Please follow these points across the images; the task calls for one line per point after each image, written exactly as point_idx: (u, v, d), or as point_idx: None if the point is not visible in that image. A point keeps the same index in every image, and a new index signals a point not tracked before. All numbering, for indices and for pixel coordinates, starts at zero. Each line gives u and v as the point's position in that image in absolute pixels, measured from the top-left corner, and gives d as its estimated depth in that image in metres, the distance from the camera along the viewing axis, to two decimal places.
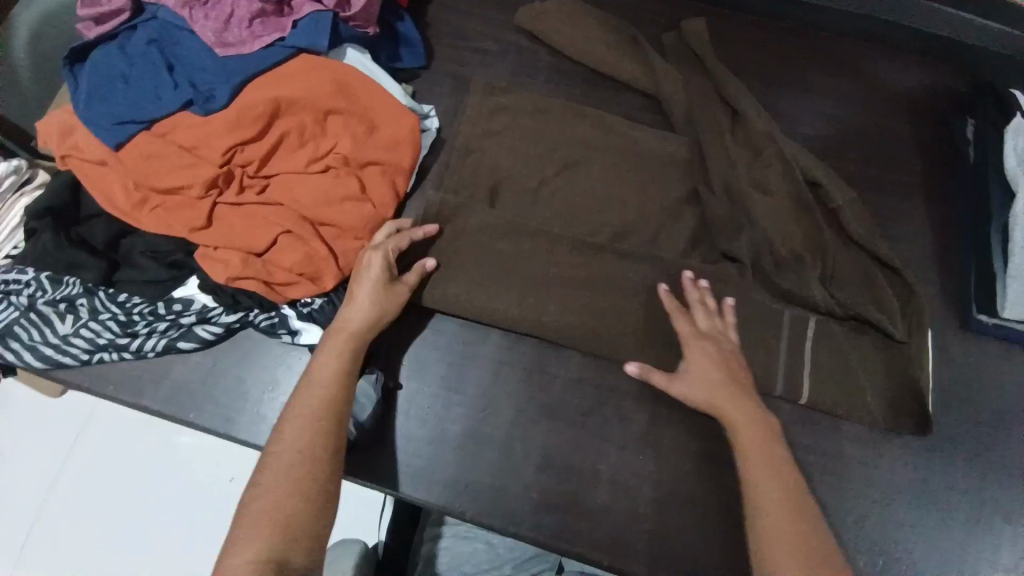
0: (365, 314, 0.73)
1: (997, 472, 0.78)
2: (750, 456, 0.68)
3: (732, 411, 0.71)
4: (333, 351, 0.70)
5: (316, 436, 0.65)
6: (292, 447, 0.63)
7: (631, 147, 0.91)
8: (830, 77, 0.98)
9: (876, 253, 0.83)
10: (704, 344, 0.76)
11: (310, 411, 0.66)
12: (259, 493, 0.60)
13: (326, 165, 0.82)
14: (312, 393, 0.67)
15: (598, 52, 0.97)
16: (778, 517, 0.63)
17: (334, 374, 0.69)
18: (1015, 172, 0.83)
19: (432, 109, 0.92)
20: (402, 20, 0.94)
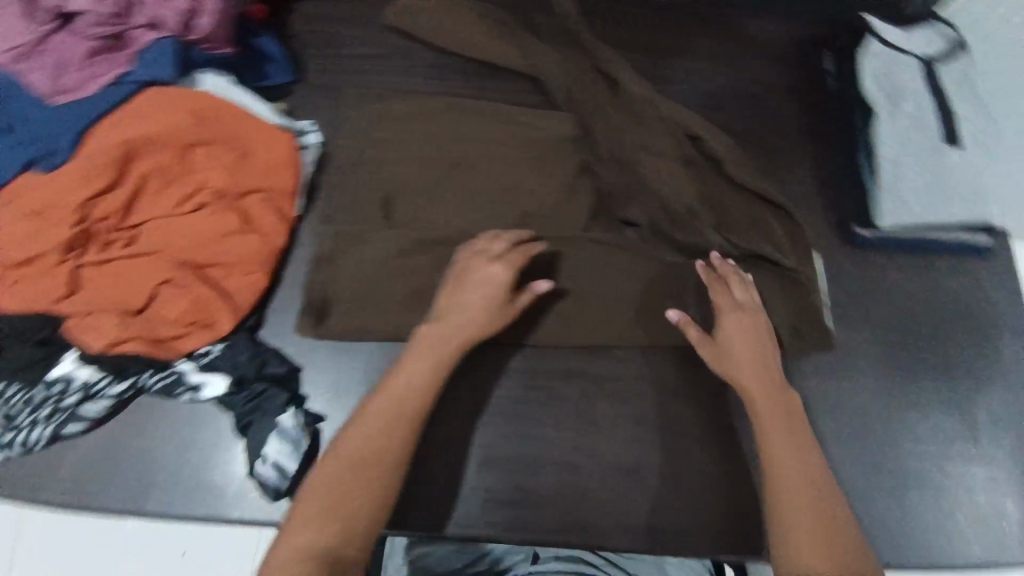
0: (480, 322, 0.72)
1: (906, 373, 0.82)
2: (771, 429, 0.66)
3: (758, 388, 0.70)
4: (422, 366, 0.69)
5: (373, 460, 0.62)
6: (348, 467, 0.61)
7: (519, 130, 0.90)
8: (704, 28, 0.99)
9: (757, 191, 0.86)
10: (739, 316, 0.75)
11: (367, 433, 0.64)
12: (301, 518, 0.58)
13: (198, 203, 0.76)
14: (371, 417, 0.65)
15: (469, 39, 0.94)
16: (798, 496, 0.61)
17: (416, 388, 0.68)
18: (876, 97, 0.90)
19: (311, 124, 0.87)
20: (260, 37, 0.88)
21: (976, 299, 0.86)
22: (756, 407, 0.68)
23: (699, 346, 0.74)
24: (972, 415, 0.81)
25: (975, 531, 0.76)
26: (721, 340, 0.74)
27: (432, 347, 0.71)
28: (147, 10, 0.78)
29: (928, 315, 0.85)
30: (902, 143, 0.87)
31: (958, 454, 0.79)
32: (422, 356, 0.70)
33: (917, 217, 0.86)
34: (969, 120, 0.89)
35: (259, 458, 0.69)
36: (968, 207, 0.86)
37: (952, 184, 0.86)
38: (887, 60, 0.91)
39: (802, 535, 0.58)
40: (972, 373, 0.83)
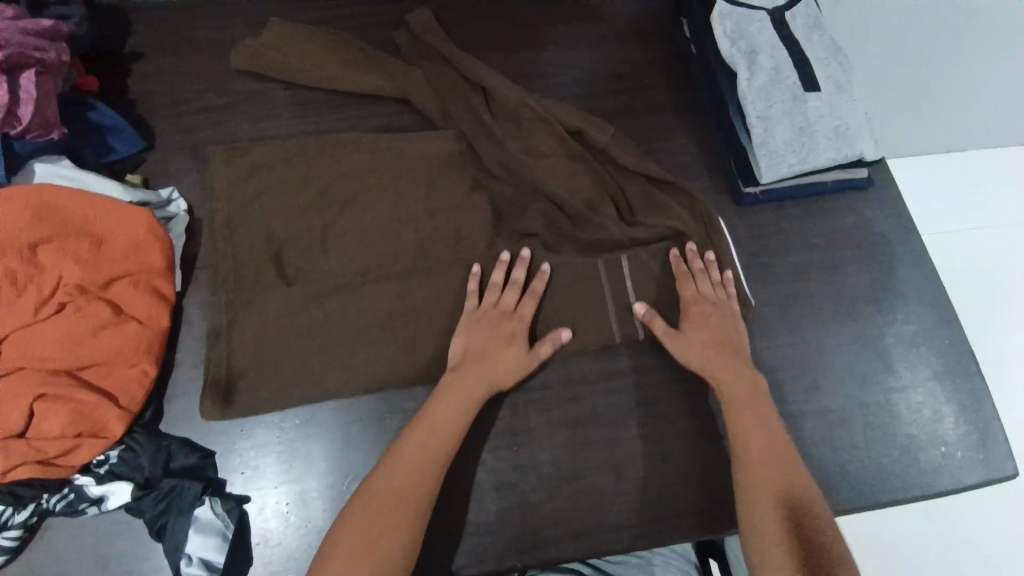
0: (502, 368, 0.74)
1: (813, 315, 0.85)
2: (740, 409, 0.71)
3: (725, 374, 0.73)
4: (453, 408, 0.70)
5: (400, 510, 0.63)
6: (376, 518, 0.63)
7: (400, 157, 0.86)
8: (560, 24, 1.01)
9: (648, 173, 0.86)
10: (706, 308, 0.78)
11: (404, 481, 0.65)
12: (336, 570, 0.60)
13: (59, 303, 0.70)
14: (417, 457, 0.66)
15: (324, 71, 0.90)
16: (763, 468, 0.66)
17: (444, 434, 0.68)
18: (732, 54, 0.89)
19: (173, 191, 0.83)
20: (94, 109, 0.82)
21: (862, 231, 0.91)
22: (721, 390, 0.73)
23: (664, 337, 0.77)
24: (885, 344, 0.85)
25: (912, 456, 0.79)
26: (686, 331, 0.77)
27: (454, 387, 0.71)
28: None
29: (823, 255, 0.89)
30: (766, 99, 0.87)
31: (880, 385, 0.82)
32: (451, 397, 0.70)
33: (794, 168, 0.85)
34: (824, 63, 0.89)
35: (183, 559, 0.66)
36: (838, 148, 0.85)
37: (820, 129, 0.86)
38: (737, 19, 0.91)
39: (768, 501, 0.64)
40: (874, 300, 0.87)
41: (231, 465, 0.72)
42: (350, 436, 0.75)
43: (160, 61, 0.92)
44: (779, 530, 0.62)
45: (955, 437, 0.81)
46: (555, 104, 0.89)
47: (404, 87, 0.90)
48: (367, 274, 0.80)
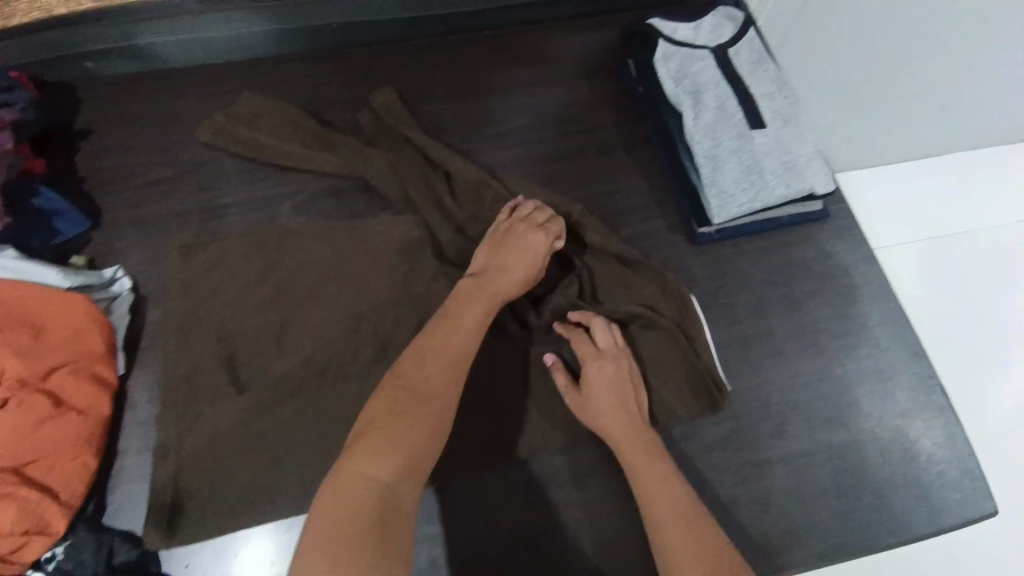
0: (524, 269, 0.73)
1: (777, 355, 0.83)
2: (637, 465, 0.68)
3: (620, 438, 0.70)
4: (474, 309, 0.67)
5: (427, 405, 0.57)
6: (400, 408, 0.56)
7: (358, 243, 0.87)
8: (507, 72, 1.01)
9: (616, 253, 0.83)
10: (602, 362, 0.74)
11: (425, 376, 0.59)
12: (361, 456, 0.52)
13: (1, 398, 0.69)
14: (437, 354, 0.61)
15: (271, 145, 0.91)
16: (680, 539, 0.60)
17: (465, 328, 0.64)
18: (676, 94, 0.90)
19: (117, 270, 0.82)
20: (39, 194, 0.83)
21: (822, 263, 0.89)
22: (625, 457, 0.69)
23: (566, 394, 0.75)
24: (847, 378, 0.82)
25: (884, 499, 0.76)
26: (585, 388, 0.74)
27: (471, 288, 0.69)
28: None
29: (784, 292, 0.87)
30: (713, 137, 0.87)
31: (846, 422, 0.80)
32: (473, 297, 0.68)
33: (745, 207, 0.83)
34: (769, 98, 0.89)
35: None
36: (788, 183, 0.84)
37: (768, 166, 0.84)
38: (681, 59, 0.92)
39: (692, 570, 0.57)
40: (837, 335, 0.85)
41: (179, 553, 0.70)
42: (298, 516, 0.73)
43: (111, 136, 0.93)
44: None
45: (927, 474, 0.78)
46: (514, 177, 0.91)
47: (355, 168, 0.91)
48: (320, 362, 0.79)
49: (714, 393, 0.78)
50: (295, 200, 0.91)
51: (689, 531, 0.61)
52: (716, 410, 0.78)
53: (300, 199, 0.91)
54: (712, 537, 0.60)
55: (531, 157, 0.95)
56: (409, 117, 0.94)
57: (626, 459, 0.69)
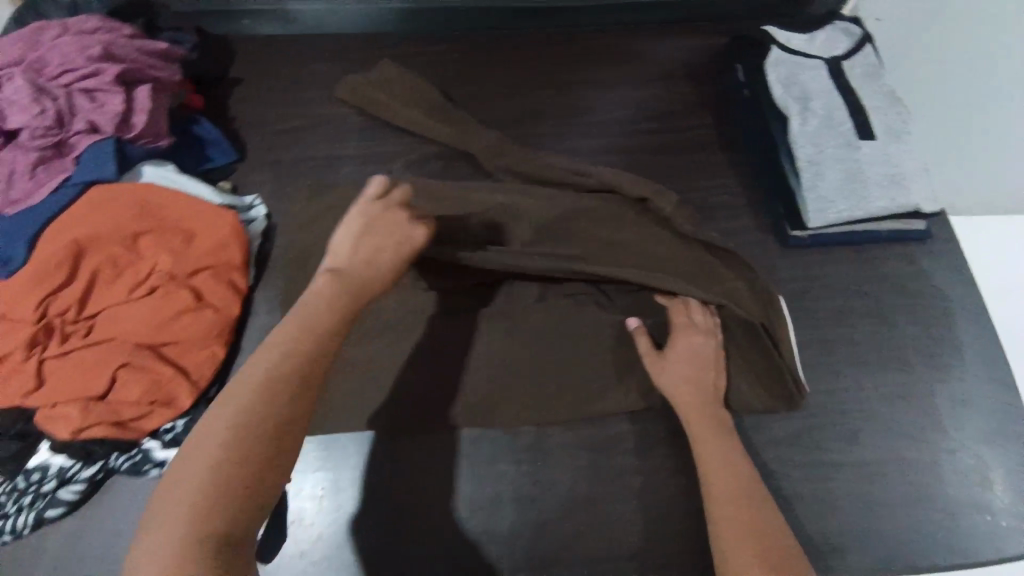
0: (367, 265, 0.61)
1: (855, 364, 0.83)
2: (701, 436, 0.71)
3: (693, 411, 0.74)
4: (315, 318, 0.55)
5: (267, 429, 0.48)
6: (207, 453, 0.46)
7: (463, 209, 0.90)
8: (615, 66, 1.06)
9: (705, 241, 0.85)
10: (690, 336, 0.79)
11: (259, 397, 0.49)
12: (160, 520, 0.43)
13: (151, 286, 0.80)
14: (278, 372, 0.50)
15: (391, 106, 0.99)
16: (729, 507, 0.62)
17: (312, 335, 0.54)
18: (784, 99, 0.92)
19: (256, 198, 0.93)
20: (199, 124, 0.95)
21: (915, 282, 0.88)
22: (693, 429, 0.72)
23: (647, 359, 0.78)
24: (929, 398, 0.81)
25: (954, 521, 0.75)
26: (666, 354, 0.78)
27: (319, 290, 0.58)
28: (83, 117, 0.82)
29: (872, 305, 0.87)
30: (817, 144, 0.88)
31: (923, 440, 0.79)
32: (316, 301, 0.57)
33: (843, 215, 0.84)
34: (880, 111, 0.90)
35: None
36: (891, 197, 0.84)
37: (872, 177, 0.85)
38: (791, 67, 0.94)
39: (733, 537, 0.58)
40: (924, 353, 0.84)
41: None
42: (382, 435, 0.79)
43: (258, 86, 1.05)
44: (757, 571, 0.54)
45: (1004, 507, 0.76)
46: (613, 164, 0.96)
47: (464, 141, 0.96)
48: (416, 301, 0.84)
49: (793, 390, 0.78)
50: (407, 159, 0.99)
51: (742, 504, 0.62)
52: (794, 404, 0.79)
53: (413, 158, 0.99)
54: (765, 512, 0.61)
55: (630, 144, 0.99)
56: (520, 98, 1.03)
57: (692, 429, 0.73)
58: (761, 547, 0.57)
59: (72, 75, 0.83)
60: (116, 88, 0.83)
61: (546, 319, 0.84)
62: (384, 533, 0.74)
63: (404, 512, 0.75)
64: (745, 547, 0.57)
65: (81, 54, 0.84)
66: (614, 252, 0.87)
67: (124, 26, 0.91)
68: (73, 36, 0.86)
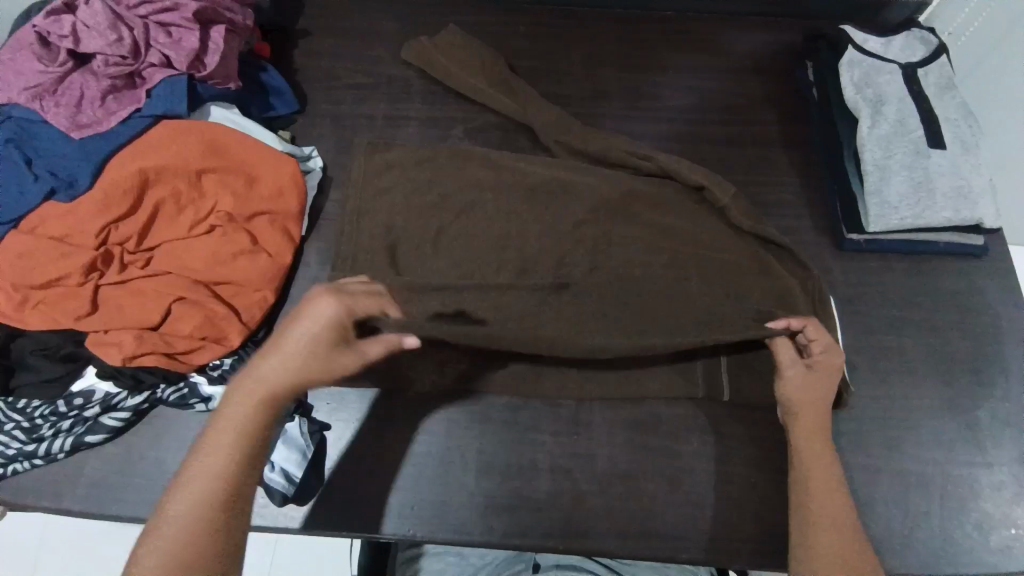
0: (296, 359, 0.60)
1: (901, 373, 0.82)
2: (806, 442, 0.69)
3: (806, 421, 0.71)
4: (235, 434, 0.57)
5: (192, 548, 0.52)
6: (179, 531, 0.52)
7: (521, 180, 0.90)
8: (683, 54, 1.05)
9: (762, 236, 0.84)
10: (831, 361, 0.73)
11: (186, 519, 0.53)
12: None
13: (210, 225, 0.81)
14: (200, 495, 0.54)
15: (456, 72, 0.98)
16: (826, 528, 0.61)
17: (231, 452, 0.56)
18: (855, 100, 0.90)
19: (313, 150, 0.93)
20: (265, 71, 0.95)
21: (969, 298, 0.87)
22: (796, 430, 0.70)
23: (789, 356, 0.73)
24: (975, 418, 0.80)
25: (988, 537, 0.74)
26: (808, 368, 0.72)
27: (244, 394, 0.59)
28: (157, 50, 0.83)
29: (924, 316, 0.86)
30: (886, 149, 0.87)
31: (966, 458, 0.78)
32: (236, 414, 0.58)
33: (905, 222, 0.83)
34: (953, 122, 0.88)
35: (267, 465, 0.71)
36: (957, 209, 0.83)
37: (940, 187, 0.84)
38: (866, 69, 0.92)
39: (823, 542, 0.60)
40: (972, 371, 0.83)
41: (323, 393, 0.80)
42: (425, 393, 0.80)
43: (324, 40, 1.05)
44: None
45: None
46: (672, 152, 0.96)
47: (526, 114, 0.96)
48: (466, 267, 0.85)
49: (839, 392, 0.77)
50: (466, 126, 0.99)
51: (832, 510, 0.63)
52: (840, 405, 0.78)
53: (472, 126, 0.99)
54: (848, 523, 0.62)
55: (691, 134, 0.98)
56: (584, 77, 1.02)
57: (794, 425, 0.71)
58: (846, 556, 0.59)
59: (150, 7, 0.83)
60: (193, 25, 0.84)
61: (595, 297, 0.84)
62: (420, 485, 0.76)
63: (440, 469, 0.77)
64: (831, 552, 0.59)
65: None
66: (670, 239, 0.86)
67: None
68: None
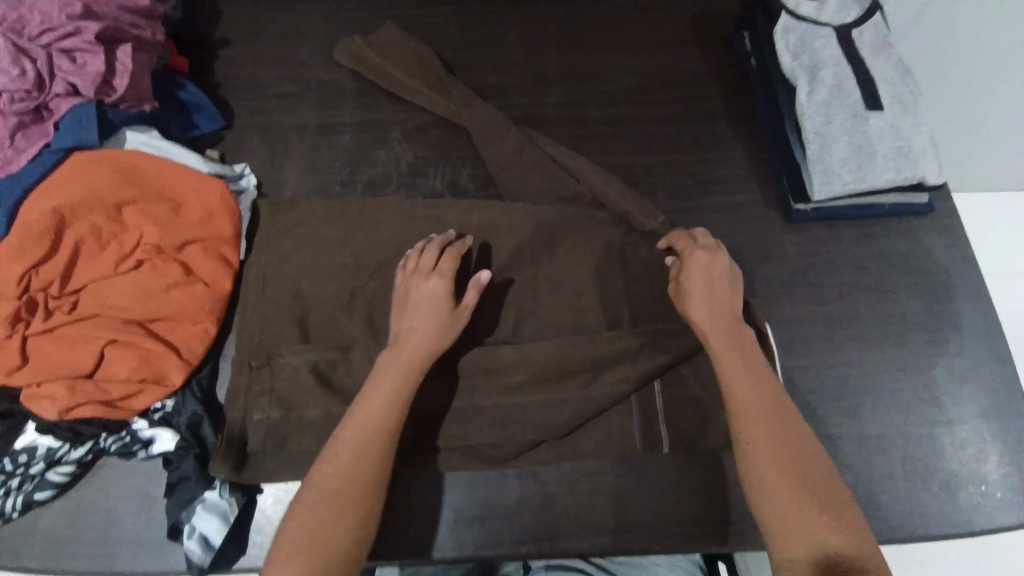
0: (419, 326, 0.71)
1: (853, 337, 0.83)
2: (725, 360, 0.68)
3: (719, 338, 0.70)
4: (392, 381, 0.67)
5: (367, 467, 0.63)
6: (344, 463, 0.63)
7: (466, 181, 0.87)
8: (621, 33, 1.02)
9: None
10: (703, 263, 0.74)
11: (347, 454, 0.63)
12: (313, 499, 0.60)
13: (137, 260, 0.77)
14: (355, 449, 0.63)
15: (389, 71, 0.95)
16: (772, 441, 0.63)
17: (393, 396, 0.67)
18: (791, 68, 0.89)
19: (245, 167, 0.90)
20: (183, 88, 0.90)
21: (919, 258, 0.88)
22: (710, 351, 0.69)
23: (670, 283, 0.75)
24: (929, 376, 0.81)
25: (950, 493, 0.76)
26: (685, 281, 0.74)
27: (405, 340, 0.70)
28: (62, 79, 0.76)
29: (872, 280, 0.86)
30: (826, 114, 0.86)
31: (922, 417, 0.79)
32: (385, 372, 0.68)
33: (849, 186, 0.83)
34: (888, 82, 0.88)
35: (187, 528, 0.70)
36: (899, 170, 0.83)
37: (881, 149, 0.83)
38: (802, 33, 0.91)
39: (782, 476, 0.61)
40: (924, 330, 0.84)
41: (258, 436, 0.73)
42: None
43: (247, 49, 0.99)
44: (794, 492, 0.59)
45: (998, 484, 0.77)
46: (615, 136, 0.95)
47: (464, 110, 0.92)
48: None
49: None
50: (404, 128, 0.95)
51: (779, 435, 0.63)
52: None
53: (409, 128, 0.95)
54: (802, 440, 0.63)
55: (634, 115, 0.96)
56: (523, 65, 0.99)
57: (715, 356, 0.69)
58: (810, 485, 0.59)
59: (51, 34, 0.77)
60: (97, 49, 0.77)
61: (552, 294, 0.81)
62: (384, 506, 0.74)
63: (404, 489, 0.75)
64: (788, 478, 0.60)
65: (61, 11, 0.77)
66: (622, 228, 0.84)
67: None
68: None
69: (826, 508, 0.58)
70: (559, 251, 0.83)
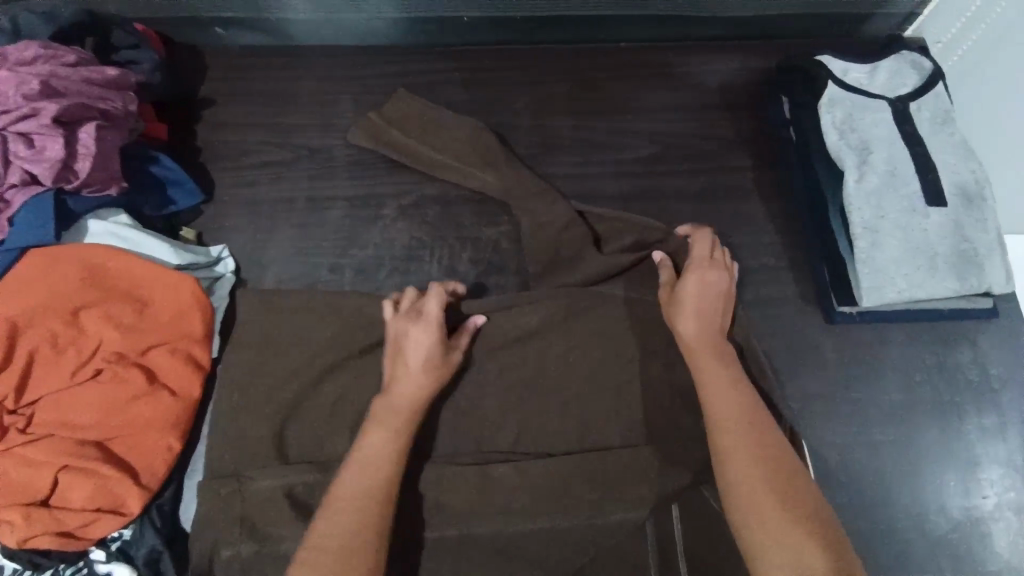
0: (414, 366, 0.67)
1: (901, 469, 0.73)
2: (704, 370, 0.63)
3: (697, 347, 0.66)
4: (388, 423, 0.63)
5: (374, 514, 0.56)
6: (358, 493, 0.57)
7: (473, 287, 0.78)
8: (643, 96, 0.92)
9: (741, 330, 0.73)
10: (705, 271, 0.71)
11: (357, 493, 0.57)
12: (328, 517, 0.56)
13: (97, 368, 0.69)
14: (366, 486, 0.58)
15: (391, 135, 0.87)
16: (746, 454, 0.56)
17: (389, 440, 0.62)
18: (838, 147, 0.78)
19: (224, 249, 0.81)
20: (157, 162, 0.82)
21: (977, 372, 0.77)
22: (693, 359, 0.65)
23: (664, 288, 0.73)
24: (981, 511, 0.72)
25: None
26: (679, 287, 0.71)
27: (395, 387, 0.66)
28: (19, 166, 0.70)
29: (921, 399, 0.76)
30: (877, 206, 0.75)
31: (976, 562, 0.70)
32: (381, 413, 0.64)
33: (903, 294, 0.73)
34: (948, 167, 0.76)
35: None
36: (962, 278, 0.73)
37: (941, 252, 0.73)
38: (848, 107, 0.80)
39: (750, 476, 0.55)
40: (976, 459, 0.74)
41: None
42: None
43: (230, 112, 0.91)
44: (777, 512, 0.52)
45: None
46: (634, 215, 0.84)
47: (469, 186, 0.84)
48: None
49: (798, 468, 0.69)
50: (400, 202, 0.86)
51: (752, 436, 0.57)
52: None
53: (406, 202, 0.86)
54: (774, 442, 0.57)
55: (656, 191, 0.86)
56: (532, 131, 0.89)
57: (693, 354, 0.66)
58: (806, 520, 0.52)
59: (6, 117, 0.70)
60: (54, 131, 0.70)
61: (558, 408, 0.72)
62: None
63: None
64: (778, 513, 0.52)
65: (17, 91, 0.70)
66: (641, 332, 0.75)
67: (69, 50, 0.75)
68: (7, 68, 0.72)
69: (791, 506, 0.52)
70: (569, 357, 0.74)
